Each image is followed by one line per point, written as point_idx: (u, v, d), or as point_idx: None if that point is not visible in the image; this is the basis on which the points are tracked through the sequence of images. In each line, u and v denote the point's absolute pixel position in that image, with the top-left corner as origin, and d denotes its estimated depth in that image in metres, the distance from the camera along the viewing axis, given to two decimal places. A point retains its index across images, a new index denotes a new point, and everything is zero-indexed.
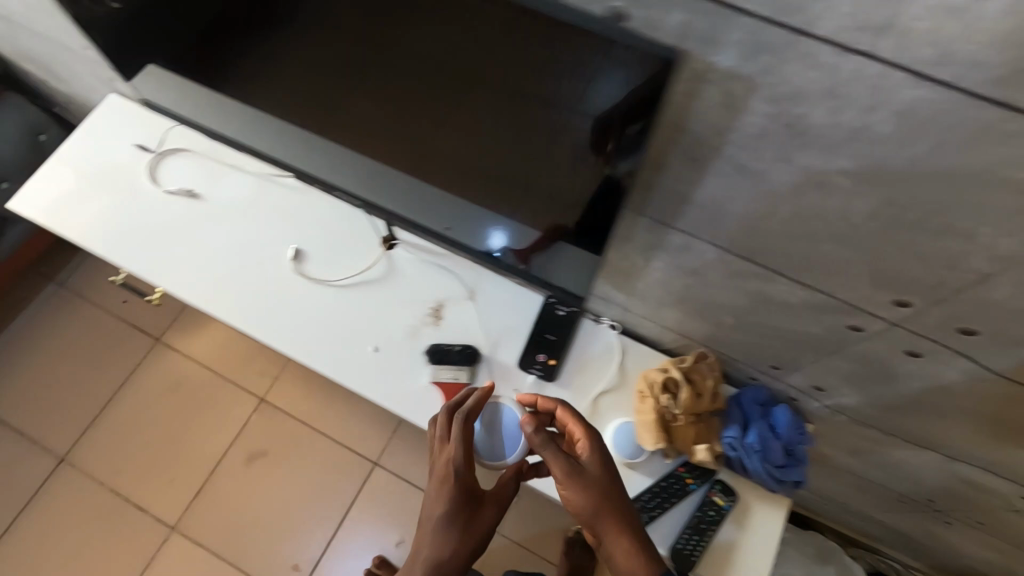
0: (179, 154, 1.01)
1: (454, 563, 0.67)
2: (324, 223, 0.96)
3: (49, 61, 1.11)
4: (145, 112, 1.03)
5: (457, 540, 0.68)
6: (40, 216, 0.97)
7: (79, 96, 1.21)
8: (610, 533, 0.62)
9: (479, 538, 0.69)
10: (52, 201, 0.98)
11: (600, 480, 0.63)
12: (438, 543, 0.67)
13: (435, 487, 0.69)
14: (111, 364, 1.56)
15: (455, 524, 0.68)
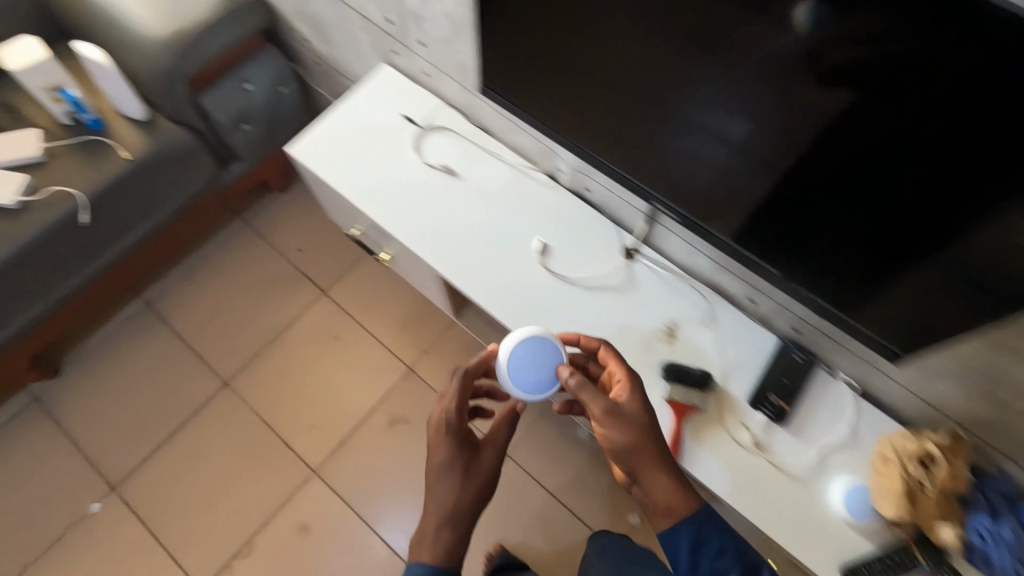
0: (442, 132, 1.07)
1: (464, 504, 0.78)
2: (571, 222, 0.99)
3: (329, 22, 1.20)
4: (414, 86, 1.10)
5: (462, 484, 0.78)
6: (315, 164, 1.05)
7: (335, 59, 1.30)
8: (648, 466, 0.70)
9: (479, 478, 0.79)
10: (326, 154, 1.06)
11: (635, 419, 0.72)
12: (442, 487, 0.78)
13: (436, 438, 0.80)
14: (279, 305, 1.67)
15: (456, 468, 0.78)
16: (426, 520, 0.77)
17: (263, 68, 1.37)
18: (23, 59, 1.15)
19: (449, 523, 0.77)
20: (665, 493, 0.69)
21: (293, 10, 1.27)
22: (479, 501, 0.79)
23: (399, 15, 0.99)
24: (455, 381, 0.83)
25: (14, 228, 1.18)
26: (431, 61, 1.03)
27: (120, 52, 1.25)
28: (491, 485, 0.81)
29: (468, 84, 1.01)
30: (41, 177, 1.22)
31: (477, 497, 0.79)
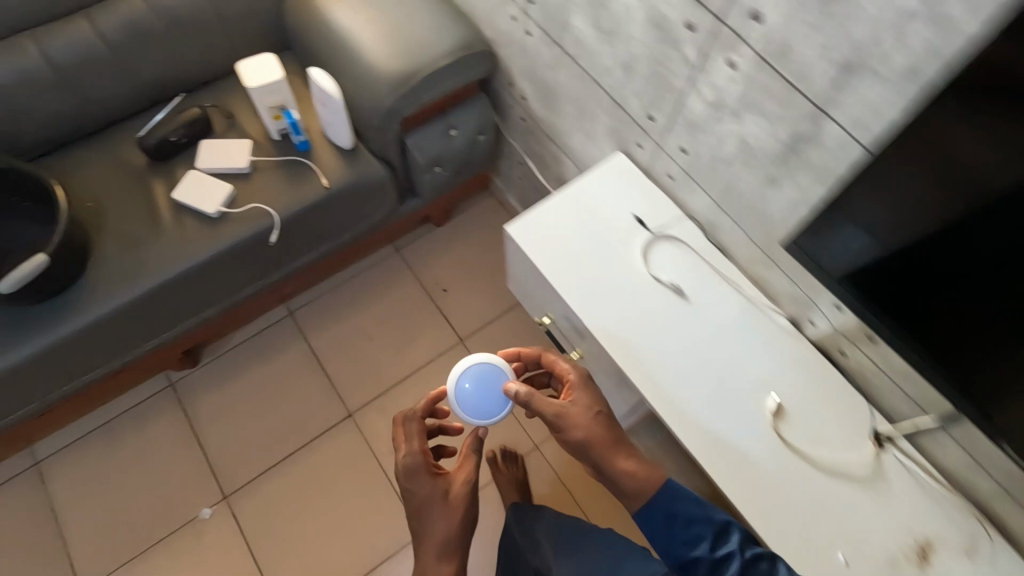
0: (676, 244, 0.97)
1: (457, 529, 0.85)
2: (812, 386, 0.87)
3: (565, 94, 1.12)
4: (651, 185, 1.01)
5: (448, 517, 0.85)
6: (532, 250, 0.97)
7: (552, 125, 1.23)
8: (610, 458, 0.80)
9: (461, 503, 0.86)
10: (545, 241, 0.99)
11: (584, 419, 0.82)
12: (434, 524, 0.84)
13: (410, 484, 0.86)
14: (414, 344, 1.62)
15: (438, 501, 0.85)
16: (426, 562, 0.83)
17: (471, 116, 1.32)
18: (262, 76, 1.13)
19: (445, 555, 0.84)
20: (630, 480, 0.80)
21: (523, 69, 1.21)
22: (467, 522, 0.86)
23: (669, 116, 0.89)
24: (407, 426, 0.88)
25: (208, 237, 1.18)
26: (686, 169, 0.93)
27: (344, 80, 1.23)
28: (472, 506, 0.87)
29: (726, 204, 0.90)
30: (242, 190, 1.22)
31: (463, 522, 0.86)
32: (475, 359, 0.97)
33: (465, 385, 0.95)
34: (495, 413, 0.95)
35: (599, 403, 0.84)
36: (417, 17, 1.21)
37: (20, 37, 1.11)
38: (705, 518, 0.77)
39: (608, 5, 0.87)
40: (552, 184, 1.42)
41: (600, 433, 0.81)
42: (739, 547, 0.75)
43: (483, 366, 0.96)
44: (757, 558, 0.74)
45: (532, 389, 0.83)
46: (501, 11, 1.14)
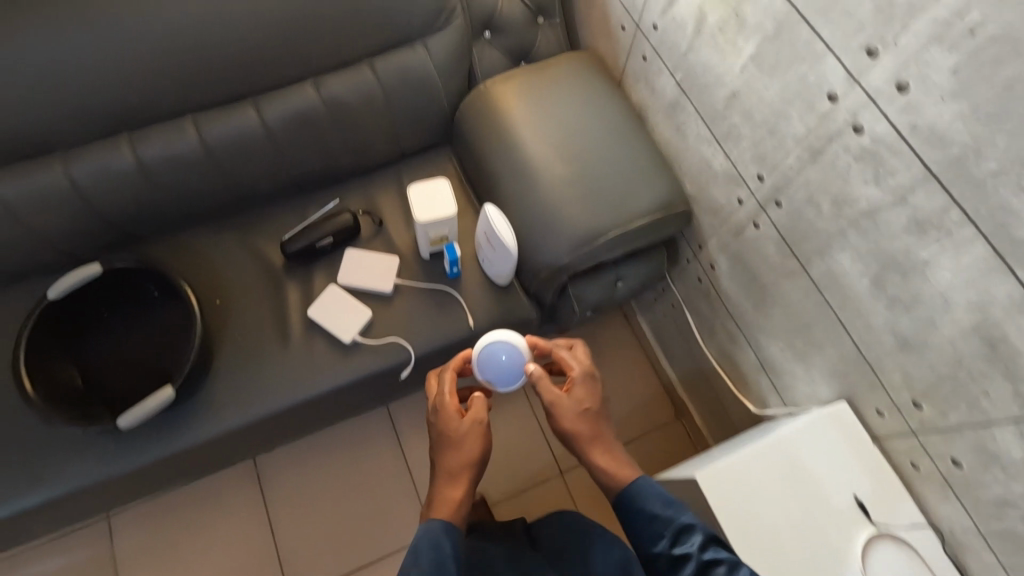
0: (907, 551, 0.78)
1: (466, 462, 0.85)
2: None
3: (782, 301, 0.93)
4: (881, 463, 0.83)
5: (456, 453, 0.86)
6: (725, 515, 0.79)
7: (746, 313, 1.04)
8: (588, 447, 0.84)
9: (473, 445, 0.86)
10: (744, 504, 0.81)
11: (570, 407, 0.85)
12: (444, 456, 0.86)
13: (434, 420, 0.90)
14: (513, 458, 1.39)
15: (444, 438, 0.87)
16: (433, 489, 0.84)
17: (643, 268, 1.14)
18: (435, 211, 0.99)
19: (451, 482, 0.84)
20: (602, 471, 0.83)
21: (726, 245, 1.02)
22: (478, 465, 0.86)
23: (954, 424, 0.71)
24: (440, 374, 0.96)
25: (337, 367, 1.05)
26: (947, 477, 0.75)
27: (516, 213, 1.07)
28: (485, 444, 0.87)
29: (997, 544, 0.71)
30: (380, 314, 1.09)
31: (468, 463, 0.85)
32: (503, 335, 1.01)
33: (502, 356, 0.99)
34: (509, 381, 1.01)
35: (594, 402, 0.86)
36: (616, 163, 1.06)
37: (180, 119, 0.99)
38: (669, 517, 0.74)
39: (909, 277, 0.69)
40: (711, 348, 1.23)
41: (587, 428, 0.85)
42: (699, 549, 0.70)
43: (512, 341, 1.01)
44: (717, 561, 0.68)
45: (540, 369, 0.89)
46: (723, 184, 0.96)
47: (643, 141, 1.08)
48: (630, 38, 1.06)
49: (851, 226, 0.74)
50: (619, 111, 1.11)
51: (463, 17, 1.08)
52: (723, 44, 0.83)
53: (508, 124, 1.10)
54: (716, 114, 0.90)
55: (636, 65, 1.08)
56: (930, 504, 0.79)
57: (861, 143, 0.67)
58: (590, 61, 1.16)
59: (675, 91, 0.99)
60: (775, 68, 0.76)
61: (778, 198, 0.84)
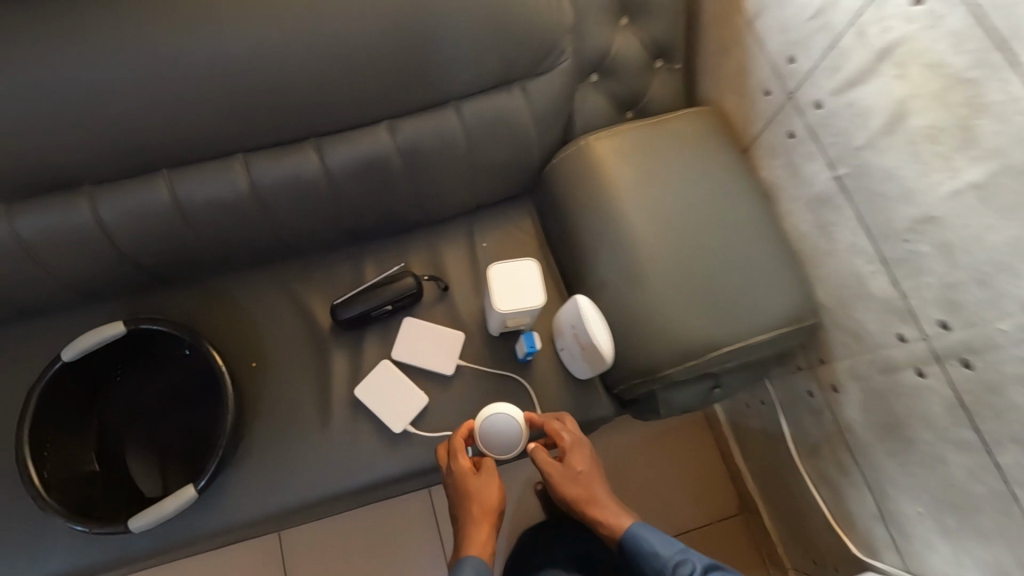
0: None
1: (485, 519, 0.80)
2: None
3: (936, 465, 0.76)
4: None
5: (472, 508, 0.81)
6: None
7: (874, 456, 0.87)
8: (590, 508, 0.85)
9: (490, 501, 0.81)
10: None
11: (567, 470, 0.85)
12: (462, 513, 0.82)
13: (447, 480, 0.84)
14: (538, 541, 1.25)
15: (456, 495, 0.83)
16: (458, 541, 0.81)
17: (746, 375, 0.97)
18: (518, 298, 0.82)
19: (475, 532, 0.80)
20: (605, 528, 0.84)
21: (863, 376, 0.84)
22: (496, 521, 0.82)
23: None
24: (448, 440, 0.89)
25: (380, 459, 0.90)
26: None
27: (609, 301, 0.90)
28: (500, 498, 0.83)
29: None
30: (436, 400, 0.93)
31: (488, 519, 0.81)
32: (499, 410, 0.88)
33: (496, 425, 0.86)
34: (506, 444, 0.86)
35: (589, 462, 0.85)
36: (736, 258, 0.88)
37: (230, 159, 0.83)
38: (671, 551, 0.80)
39: None
40: (806, 466, 1.06)
41: (589, 486, 0.85)
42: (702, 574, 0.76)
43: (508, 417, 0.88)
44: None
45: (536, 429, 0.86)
46: (879, 311, 0.77)
47: (771, 232, 0.90)
48: (775, 107, 0.86)
49: None
50: (744, 190, 0.92)
51: (573, 59, 0.90)
52: (929, 157, 0.64)
53: (611, 193, 0.92)
54: (891, 232, 0.72)
55: (776, 140, 0.88)
56: None
57: None
58: (713, 122, 0.97)
59: (831, 186, 0.80)
60: (1014, 211, 0.57)
61: (969, 359, 0.66)
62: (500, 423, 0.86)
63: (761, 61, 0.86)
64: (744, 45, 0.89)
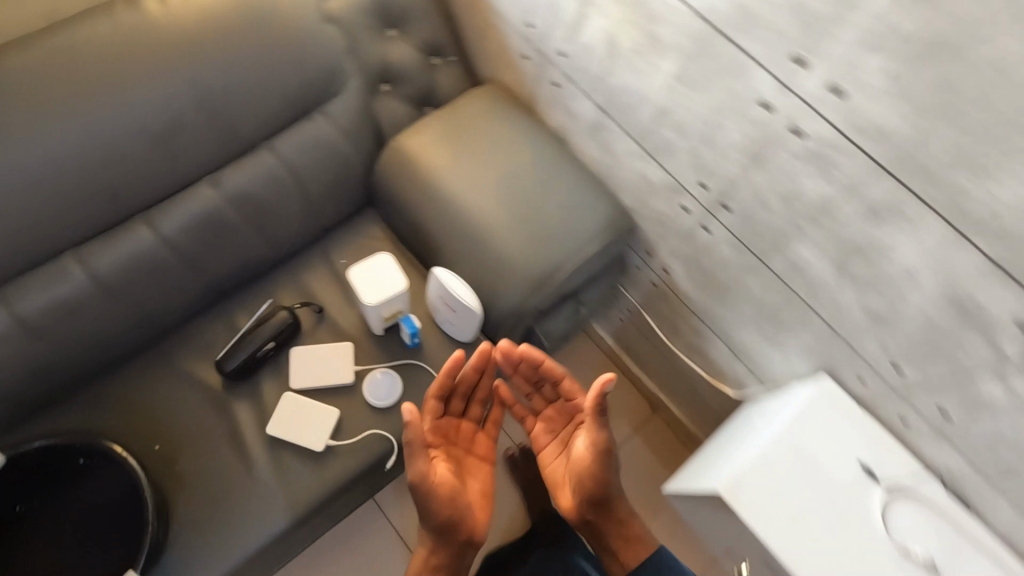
0: (917, 504, 0.84)
1: (425, 499, 0.90)
2: None
3: (745, 294, 0.96)
4: (866, 421, 0.88)
5: (436, 486, 0.91)
6: (725, 487, 0.85)
7: (710, 309, 1.06)
8: (603, 493, 0.96)
9: (443, 487, 0.92)
10: (750, 483, 0.85)
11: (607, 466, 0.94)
12: (422, 496, 0.89)
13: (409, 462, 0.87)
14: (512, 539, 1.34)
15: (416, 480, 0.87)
16: (428, 508, 0.91)
17: (599, 287, 1.13)
18: (383, 288, 0.91)
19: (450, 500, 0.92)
20: (601, 510, 0.98)
21: (677, 249, 1.03)
22: (450, 490, 0.93)
23: (936, 379, 0.75)
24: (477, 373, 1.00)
25: (312, 483, 0.94)
26: (937, 426, 0.80)
27: (466, 266, 1.01)
28: (443, 486, 0.92)
29: (996, 477, 0.77)
30: (349, 411, 0.99)
31: (449, 496, 0.92)
32: (377, 378, 1.00)
33: (377, 385, 1.00)
34: (386, 393, 1.00)
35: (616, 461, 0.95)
36: (552, 190, 1.03)
37: (58, 260, 0.83)
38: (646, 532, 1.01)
39: (872, 258, 0.72)
40: (678, 344, 1.25)
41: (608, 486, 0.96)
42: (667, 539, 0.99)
43: (382, 380, 1.00)
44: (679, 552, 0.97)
45: (592, 410, 0.92)
46: (664, 194, 0.96)
47: (572, 163, 1.06)
48: (534, 65, 1.03)
49: (808, 220, 0.76)
50: (540, 137, 1.08)
51: (358, 75, 1.01)
52: (642, 64, 0.83)
53: (433, 174, 1.03)
54: (644, 131, 0.90)
55: (546, 91, 1.06)
56: (911, 450, 0.87)
57: (807, 146, 0.70)
58: (497, 92, 1.12)
59: (596, 111, 0.98)
60: (702, 83, 0.76)
61: (725, 202, 0.86)
62: (379, 384, 1.00)
63: (511, 34, 1.03)
64: (493, 24, 1.05)
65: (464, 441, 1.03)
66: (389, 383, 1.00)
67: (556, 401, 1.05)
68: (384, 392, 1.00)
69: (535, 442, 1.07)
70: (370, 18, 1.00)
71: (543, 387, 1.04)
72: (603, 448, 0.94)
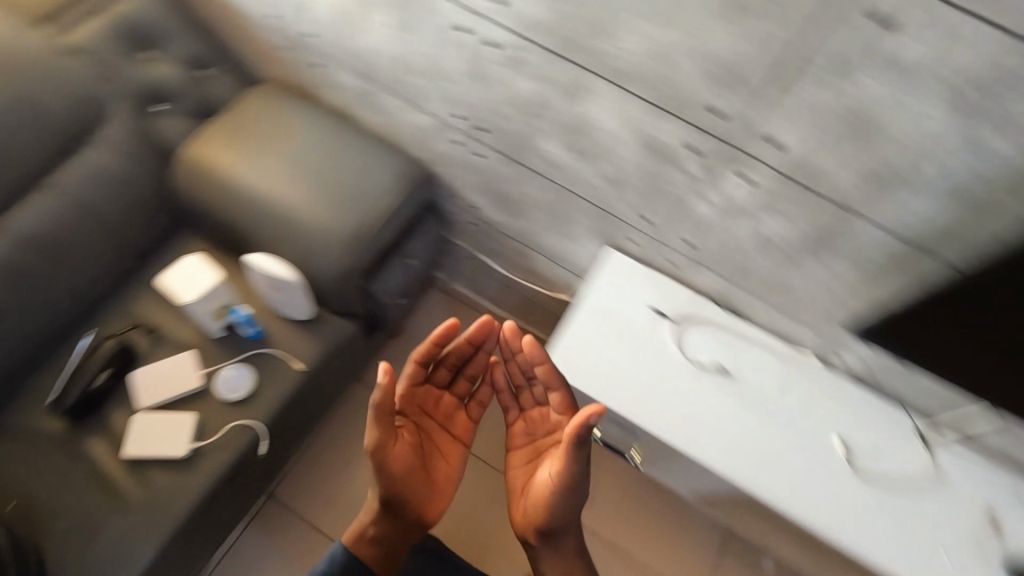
0: (703, 326, 1.00)
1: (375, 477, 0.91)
2: (855, 406, 0.97)
3: (531, 203, 1.09)
4: (650, 274, 1.04)
5: (395, 456, 0.93)
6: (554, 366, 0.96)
7: (517, 228, 1.19)
8: (555, 517, 0.94)
9: (397, 461, 0.94)
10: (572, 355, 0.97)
11: (568, 496, 0.91)
12: (378, 469, 0.91)
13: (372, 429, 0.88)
14: (476, 510, 1.40)
15: (376, 455, 0.88)
16: (384, 484, 0.93)
17: (422, 238, 1.23)
18: (194, 286, 0.96)
19: (403, 478, 0.94)
20: (550, 532, 0.96)
21: (470, 182, 1.15)
22: (403, 467, 0.95)
23: (671, 217, 0.91)
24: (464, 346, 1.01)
25: (185, 488, 0.97)
26: (691, 257, 0.97)
27: (283, 249, 1.08)
28: (400, 463, 0.94)
29: (741, 280, 0.94)
30: (207, 412, 1.02)
31: (401, 473, 0.94)
32: (227, 374, 1.04)
33: (230, 379, 1.04)
34: (239, 385, 1.04)
35: (581, 490, 0.91)
36: (343, 160, 1.11)
37: None
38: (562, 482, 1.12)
39: (585, 132, 0.87)
40: (515, 272, 1.37)
41: (563, 513, 0.93)
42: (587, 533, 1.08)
43: (233, 374, 1.05)
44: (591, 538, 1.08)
45: (570, 450, 0.85)
46: (437, 136, 1.07)
47: (358, 132, 1.15)
48: (294, 54, 1.11)
49: (535, 117, 0.90)
50: (324, 116, 1.16)
51: (123, 101, 1.04)
52: (366, 23, 0.93)
53: (225, 173, 1.08)
54: (397, 83, 1.01)
55: (315, 74, 1.14)
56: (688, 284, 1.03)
57: (502, 54, 0.83)
58: (272, 87, 1.18)
59: (357, 79, 1.07)
60: (412, 26, 0.88)
61: (478, 125, 0.99)
62: (230, 378, 1.04)
63: (264, 30, 1.10)
64: (244, 24, 1.11)
65: (441, 414, 1.07)
66: (240, 375, 1.05)
67: (543, 405, 1.03)
68: (237, 384, 1.04)
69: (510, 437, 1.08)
70: (117, 44, 1.03)
71: (533, 383, 1.03)
72: (572, 482, 0.89)
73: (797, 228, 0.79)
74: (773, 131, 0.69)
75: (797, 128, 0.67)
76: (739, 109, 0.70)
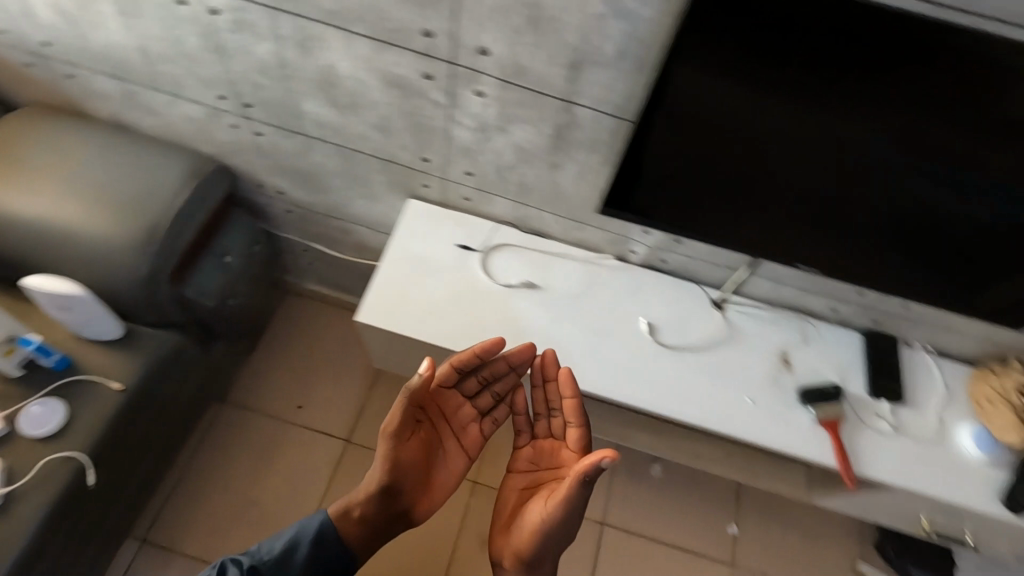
0: (508, 249, 1.07)
1: (377, 465, 0.77)
2: (652, 288, 1.06)
3: (327, 173, 1.11)
4: (452, 215, 1.09)
5: (401, 444, 0.78)
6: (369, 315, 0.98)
7: (327, 204, 1.20)
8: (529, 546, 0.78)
9: (401, 453, 0.78)
10: (387, 301, 1.00)
11: (557, 528, 0.77)
12: (389, 447, 0.77)
13: (404, 404, 0.76)
14: (449, 521, 1.30)
15: (388, 437, 0.77)
16: (380, 468, 0.78)
17: (235, 234, 1.21)
18: None
19: (402, 471, 0.78)
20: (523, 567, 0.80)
21: (266, 166, 1.14)
22: (406, 464, 0.79)
23: (443, 151, 0.96)
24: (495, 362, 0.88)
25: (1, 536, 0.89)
26: (478, 187, 1.02)
27: (72, 269, 1.02)
28: (405, 458, 0.78)
29: (526, 199, 1.01)
30: (17, 453, 0.95)
31: (405, 468, 0.79)
32: (31, 410, 0.98)
33: (34, 414, 0.97)
34: (47, 418, 0.98)
35: (573, 522, 0.77)
36: (123, 167, 1.07)
37: None
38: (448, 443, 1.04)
39: (335, 83, 0.90)
40: (349, 253, 1.38)
41: (546, 547, 0.78)
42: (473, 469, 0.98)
43: (38, 409, 0.98)
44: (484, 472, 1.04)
45: (578, 477, 0.72)
46: (214, 124, 1.07)
47: (136, 138, 1.12)
48: (44, 69, 1.06)
49: (288, 79, 0.92)
50: (96, 129, 1.11)
51: None
52: (96, 16, 0.91)
53: None
54: (153, 76, 0.99)
55: (75, 88, 1.09)
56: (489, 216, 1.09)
57: (229, 19, 0.84)
58: (34, 109, 1.12)
59: (115, 82, 1.04)
60: (138, 10, 0.87)
61: (244, 102, 0.99)
62: (36, 414, 0.98)
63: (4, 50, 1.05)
64: None
65: (458, 423, 0.89)
66: (47, 408, 0.98)
67: (558, 438, 0.89)
68: (46, 417, 0.98)
69: (512, 460, 0.91)
70: None
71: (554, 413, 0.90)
72: (573, 511, 0.76)
73: (538, 130, 0.86)
74: (476, 40, 0.76)
75: (493, 31, 0.74)
76: (443, 25, 0.75)
